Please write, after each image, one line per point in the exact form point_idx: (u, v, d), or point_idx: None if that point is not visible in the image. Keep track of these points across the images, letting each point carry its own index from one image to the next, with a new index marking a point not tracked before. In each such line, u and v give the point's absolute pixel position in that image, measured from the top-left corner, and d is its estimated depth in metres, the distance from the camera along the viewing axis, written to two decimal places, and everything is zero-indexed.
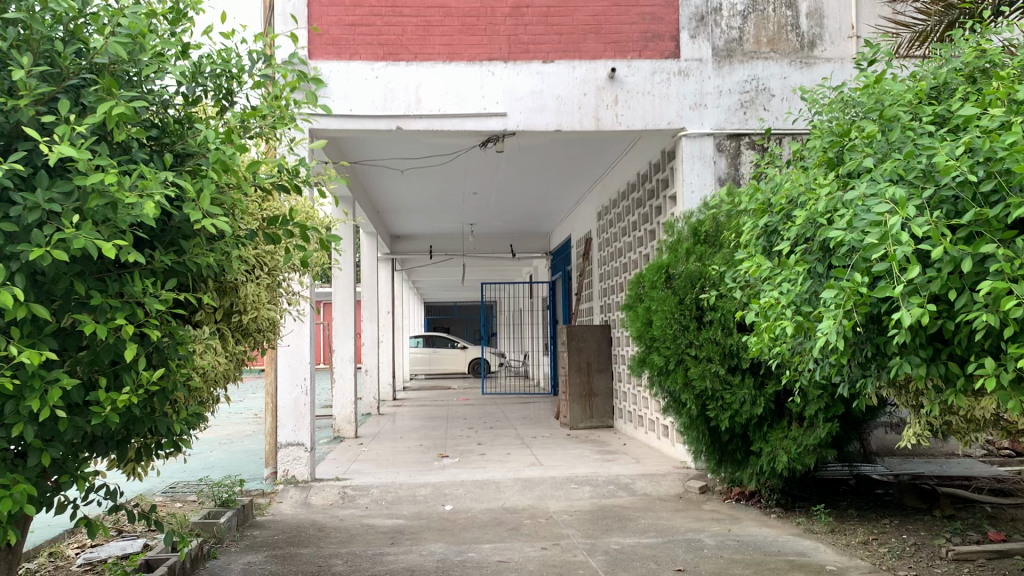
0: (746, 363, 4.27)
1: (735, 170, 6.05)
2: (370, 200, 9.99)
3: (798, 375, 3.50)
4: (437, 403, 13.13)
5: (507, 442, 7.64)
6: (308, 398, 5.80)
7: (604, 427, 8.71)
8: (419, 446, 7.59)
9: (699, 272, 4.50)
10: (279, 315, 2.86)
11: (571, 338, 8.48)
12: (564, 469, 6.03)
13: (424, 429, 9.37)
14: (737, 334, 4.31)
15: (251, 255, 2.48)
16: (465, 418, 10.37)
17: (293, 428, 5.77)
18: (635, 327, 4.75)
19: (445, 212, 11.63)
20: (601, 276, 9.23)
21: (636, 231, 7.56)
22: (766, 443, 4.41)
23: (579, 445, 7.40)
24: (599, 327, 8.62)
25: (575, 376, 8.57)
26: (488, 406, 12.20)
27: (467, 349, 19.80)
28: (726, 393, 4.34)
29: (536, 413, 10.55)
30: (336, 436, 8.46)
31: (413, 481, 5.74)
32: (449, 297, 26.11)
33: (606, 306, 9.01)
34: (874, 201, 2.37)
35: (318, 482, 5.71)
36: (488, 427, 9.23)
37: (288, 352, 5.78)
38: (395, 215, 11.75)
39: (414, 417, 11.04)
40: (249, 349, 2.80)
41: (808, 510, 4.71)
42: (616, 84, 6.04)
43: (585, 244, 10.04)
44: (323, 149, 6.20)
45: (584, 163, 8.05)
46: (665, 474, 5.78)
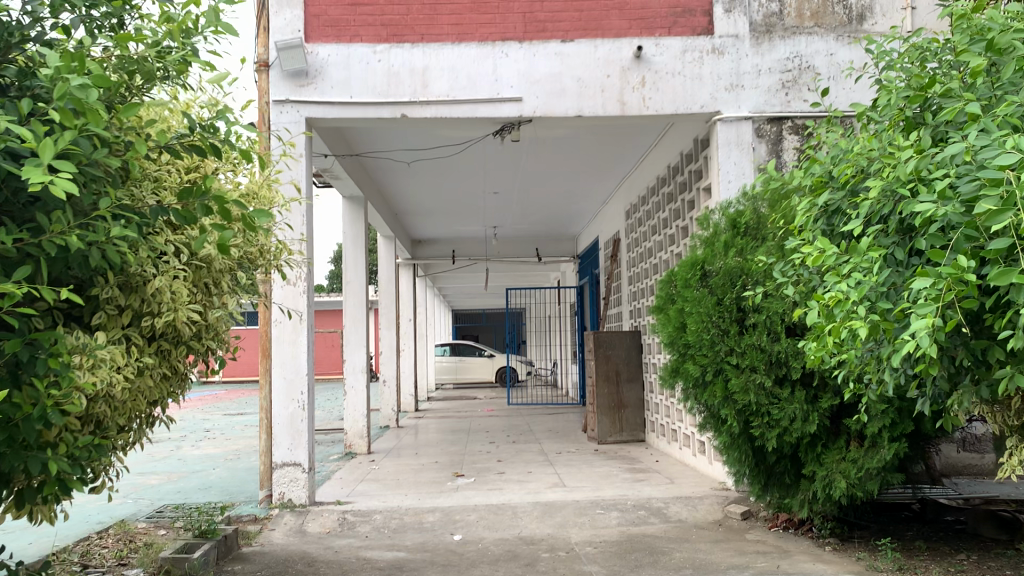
0: (797, 372, 3.66)
1: (777, 157, 5.44)
2: (384, 201, 9.48)
3: (863, 389, 2.90)
4: (461, 414, 12.57)
5: (529, 459, 7.06)
6: (306, 413, 5.28)
7: (634, 441, 8.10)
8: (434, 464, 7.03)
9: (741, 267, 3.89)
10: (225, 323, 2.32)
11: (599, 346, 7.89)
12: (589, 491, 5.44)
13: (443, 444, 8.81)
14: (786, 339, 3.70)
15: (168, 242, 1.97)
16: (488, 431, 9.80)
17: (289, 446, 5.26)
18: (666, 333, 4.15)
19: (466, 215, 11.10)
20: (631, 279, 8.63)
21: (667, 229, 6.97)
22: (820, 466, 3.78)
23: (607, 463, 6.80)
24: (628, 334, 8.04)
25: (602, 387, 7.98)
26: (513, 418, 11.61)
27: (495, 358, 19.23)
28: (774, 408, 3.74)
29: (563, 425, 9.95)
30: (348, 451, 7.94)
31: (421, 505, 5.19)
32: (478, 304, 25.60)
33: (636, 312, 8.42)
34: (989, 154, 1.80)
35: (317, 507, 5.18)
36: (511, 441, 8.64)
37: (283, 362, 5.28)
38: (413, 218, 11.25)
39: (436, 429, 10.49)
40: (184, 362, 2.28)
41: (868, 543, 4.08)
42: (643, 64, 5.46)
43: (613, 245, 9.46)
44: (323, 140, 5.70)
45: (612, 156, 7.49)
46: (702, 497, 5.16)
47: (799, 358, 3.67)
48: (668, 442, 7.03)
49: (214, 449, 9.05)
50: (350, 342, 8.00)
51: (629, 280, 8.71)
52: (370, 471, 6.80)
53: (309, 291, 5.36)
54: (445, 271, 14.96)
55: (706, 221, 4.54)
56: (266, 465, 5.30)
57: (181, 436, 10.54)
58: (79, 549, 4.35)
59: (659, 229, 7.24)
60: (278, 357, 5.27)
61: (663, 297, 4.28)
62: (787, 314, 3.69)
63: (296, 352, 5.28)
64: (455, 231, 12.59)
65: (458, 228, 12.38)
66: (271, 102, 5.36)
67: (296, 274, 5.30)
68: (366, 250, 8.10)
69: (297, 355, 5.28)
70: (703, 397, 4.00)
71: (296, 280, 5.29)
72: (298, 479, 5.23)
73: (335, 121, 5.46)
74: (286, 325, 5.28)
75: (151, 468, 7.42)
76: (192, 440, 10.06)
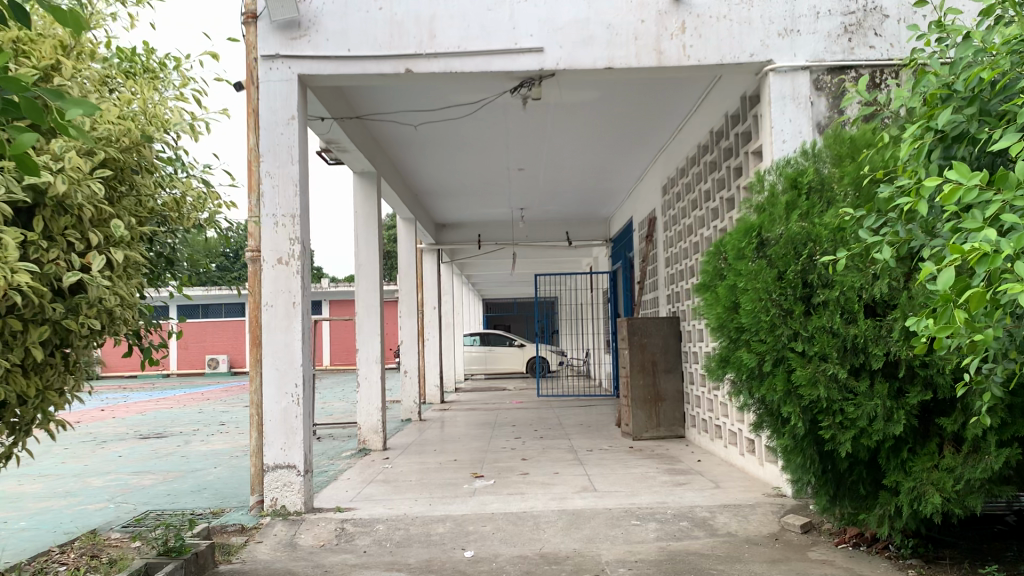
0: (877, 362, 2.95)
1: (839, 113, 4.70)
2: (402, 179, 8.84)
3: (982, 383, 2.20)
4: (488, 407, 11.94)
5: (557, 457, 6.42)
6: (300, 410, 4.65)
7: (673, 437, 7.42)
8: (453, 463, 6.41)
9: (808, 232, 3.19)
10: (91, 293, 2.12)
11: (633, 333, 7.24)
12: (623, 496, 4.78)
13: (465, 439, 8.18)
14: (864, 320, 2.99)
15: None
16: (515, 425, 9.18)
17: (282, 447, 4.64)
18: (714, 314, 3.46)
19: (491, 196, 10.45)
20: (668, 261, 7.92)
21: (709, 202, 6.28)
22: (906, 476, 3.07)
23: (643, 462, 6.13)
24: (666, 320, 7.34)
25: (637, 378, 7.29)
26: (543, 410, 10.97)
27: (526, 347, 18.61)
28: (849, 405, 3.04)
29: (595, 419, 9.29)
30: (362, 447, 7.35)
31: (431, 514, 4.56)
32: (509, 293, 24.97)
33: (674, 296, 7.70)
34: None
35: (313, 516, 4.58)
36: (538, 436, 7.99)
37: (274, 352, 4.66)
38: (435, 199, 10.60)
39: (459, 423, 9.88)
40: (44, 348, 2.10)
41: (960, 566, 3.37)
42: (682, 7, 4.77)
43: (648, 224, 8.76)
44: (323, 100, 5.06)
45: (649, 121, 6.79)
46: (753, 506, 4.47)
47: (880, 344, 2.96)
48: (712, 440, 6.33)
49: (223, 444, 8.53)
50: (363, 330, 7.39)
51: (666, 262, 8.00)
52: (382, 471, 6.19)
53: (304, 272, 4.75)
54: (472, 257, 14.34)
55: (760, 183, 3.85)
56: (257, 466, 4.72)
57: (195, 430, 10.07)
58: (33, 565, 3.79)
59: (700, 203, 6.54)
60: (269, 347, 4.66)
61: (709, 272, 3.59)
62: (867, 289, 2.99)
63: (290, 341, 4.67)
64: (481, 213, 11.95)
65: (484, 211, 11.73)
66: (259, 58, 4.75)
67: (289, 252, 4.70)
68: (380, 231, 7.48)
69: (291, 344, 4.66)
70: (759, 390, 3.31)
71: (288, 259, 4.69)
72: (292, 484, 4.63)
73: (332, 79, 4.83)
74: (278, 309, 4.67)
75: (150, 467, 6.90)
76: (204, 435, 9.57)
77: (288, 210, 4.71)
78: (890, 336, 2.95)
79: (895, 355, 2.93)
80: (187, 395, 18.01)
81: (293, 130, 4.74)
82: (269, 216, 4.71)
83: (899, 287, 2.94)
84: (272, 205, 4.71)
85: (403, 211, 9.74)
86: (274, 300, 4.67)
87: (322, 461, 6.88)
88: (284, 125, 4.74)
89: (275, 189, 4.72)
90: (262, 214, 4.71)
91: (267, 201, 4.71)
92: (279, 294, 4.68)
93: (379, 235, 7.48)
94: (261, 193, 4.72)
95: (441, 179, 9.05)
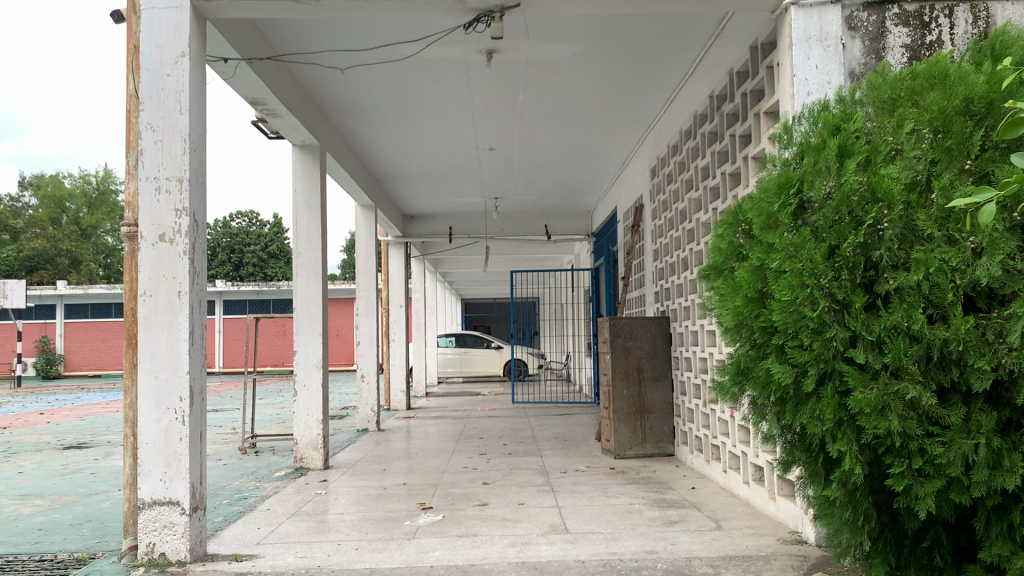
0: (982, 383, 1.94)
1: (878, 58, 3.70)
2: (356, 158, 7.80)
3: None
4: (458, 414, 10.92)
5: (523, 482, 5.39)
6: (186, 429, 3.61)
7: (661, 455, 6.42)
8: (401, 488, 5.38)
9: (870, 188, 2.18)
10: None
11: (616, 336, 6.32)
12: (602, 542, 3.77)
13: (423, 454, 7.16)
14: (961, 319, 1.98)
15: None
16: (483, 437, 8.14)
17: (162, 478, 3.60)
18: (731, 309, 2.44)
19: (461, 182, 9.42)
20: (656, 253, 6.92)
21: (707, 180, 5.28)
22: (1016, 550, 2.06)
23: (626, 490, 5.10)
24: (655, 320, 6.39)
25: (620, 387, 6.32)
26: (516, 419, 9.94)
27: (503, 350, 17.58)
28: (935, 444, 2.03)
29: (574, 432, 8.25)
30: (299, 465, 6.32)
31: (350, 567, 3.52)
32: (489, 294, 23.98)
33: (664, 294, 6.69)
34: None
35: (199, 568, 3.52)
36: (507, 452, 6.97)
37: (152, 355, 3.62)
38: (399, 184, 9.55)
39: (422, 434, 8.84)
40: None
41: None
42: None
43: (635, 213, 7.76)
44: (230, 36, 4.02)
45: (637, 84, 5.80)
46: (767, 558, 3.46)
47: (985, 355, 1.95)
48: (709, 463, 5.33)
49: None
50: (301, 330, 6.35)
51: (654, 254, 7.01)
52: (311, 499, 5.14)
53: (195, 254, 3.71)
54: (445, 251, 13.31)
55: (787, 134, 2.83)
56: (131, 502, 3.67)
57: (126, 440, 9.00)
58: None
59: (696, 183, 5.56)
60: (147, 348, 3.63)
61: (718, 252, 2.58)
62: (965, 271, 1.99)
63: (173, 341, 3.63)
64: (451, 203, 10.92)
65: (455, 200, 10.70)
66: None
67: (174, 226, 3.66)
68: (324, 215, 6.43)
69: (175, 345, 3.63)
70: (794, 417, 2.31)
71: (173, 236, 3.66)
72: (175, 525, 3.58)
73: (238, 9, 3.80)
74: (158, 300, 3.63)
75: (42, 488, 5.82)
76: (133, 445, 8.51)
77: (175, 172, 3.67)
78: (1003, 342, 1.94)
79: (1011, 371, 1.93)
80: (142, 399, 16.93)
81: (182, 71, 3.69)
82: (149, 180, 3.66)
83: (1015, 269, 1.94)
84: (153, 166, 3.67)
85: (361, 196, 8.69)
86: (154, 289, 3.64)
87: (245, 482, 5.81)
88: (171, 65, 3.69)
89: (158, 145, 3.67)
90: (141, 178, 3.66)
91: (147, 160, 3.66)
92: (159, 281, 3.64)
93: (322, 220, 6.43)
94: (140, 150, 3.67)
95: (401, 159, 8.02)
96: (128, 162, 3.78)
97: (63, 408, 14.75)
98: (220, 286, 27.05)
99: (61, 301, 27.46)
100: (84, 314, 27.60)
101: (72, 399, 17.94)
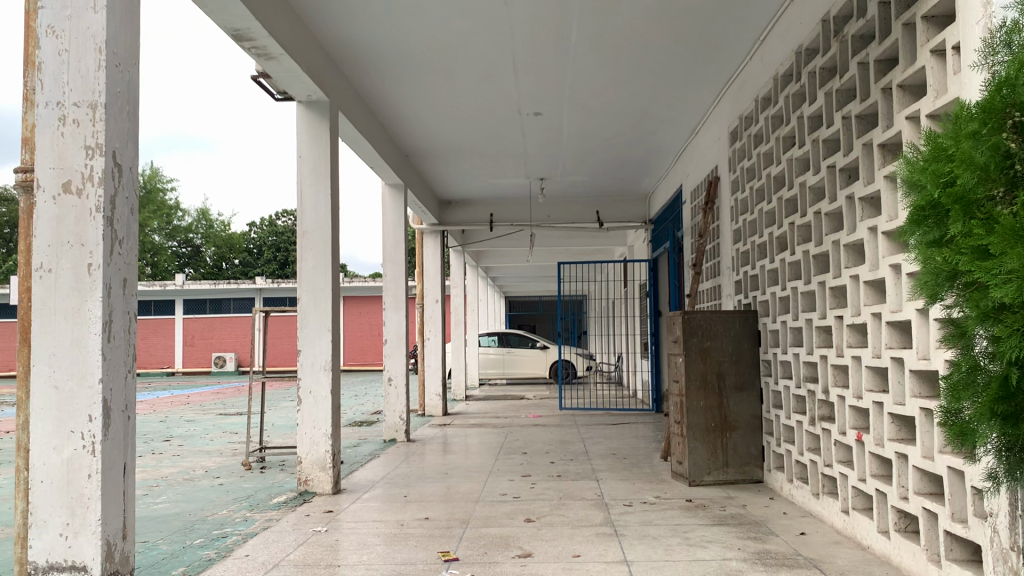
0: None
1: None
2: (379, 123, 6.70)
3: None
4: (499, 422, 9.77)
5: (578, 521, 4.23)
6: (97, 463, 2.50)
7: (745, 481, 5.21)
8: (422, 526, 4.24)
9: None
10: None
11: (690, 335, 5.17)
12: None
13: (455, 474, 6.02)
14: None
15: None
16: (527, 452, 6.97)
17: (62, 533, 2.49)
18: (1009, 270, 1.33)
19: (502, 158, 8.28)
20: (739, 232, 5.70)
21: (820, 129, 4.07)
22: None
23: (712, 535, 3.91)
24: (738, 314, 5.23)
25: (695, 398, 5.16)
26: (565, 429, 8.77)
27: (549, 350, 16.40)
28: None
29: (632, 448, 7.04)
30: (303, 489, 5.21)
31: None
32: (533, 290, 22.84)
33: (748, 284, 5.49)
34: None
35: None
36: (556, 474, 5.79)
37: (49, 356, 2.53)
38: (432, 162, 8.44)
39: (457, 446, 7.69)
40: None
41: None
42: None
43: (707, 188, 6.57)
44: None
45: (721, 12, 4.61)
46: None
47: None
48: (819, 500, 4.14)
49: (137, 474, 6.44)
50: (306, 326, 5.25)
51: (734, 235, 5.82)
52: (307, 541, 4.02)
53: (114, 213, 2.61)
54: (486, 241, 12.19)
55: None
56: (22, 565, 2.57)
57: None
58: None
59: (800, 138, 4.37)
60: (44, 344, 2.53)
61: (968, 167, 1.45)
62: None
63: (81, 336, 2.53)
64: (492, 186, 9.79)
65: (496, 182, 9.56)
66: None
67: (83, 171, 2.56)
68: (334, 184, 5.31)
69: (83, 341, 2.53)
70: None
71: (81, 185, 2.56)
72: None
73: None
74: (62, 278, 2.54)
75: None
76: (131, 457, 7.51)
77: (87, 94, 2.57)
78: None
79: None
80: (171, 400, 16.13)
81: None
82: (50, 106, 2.57)
83: None
84: (55, 87, 2.57)
85: (389, 173, 7.60)
86: (56, 260, 2.55)
87: (234, 512, 4.72)
88: None
89: (62, 58, 2.58)
90: (39, 104, 2.57)
91: (46, 79, 2.57)
92: (62, 251, 2.55)
93: (332, 192, 5.32)
94: (38, 65, 2.58)
95: (432, 126, 6.91)
96: (25, 86, 2.70)
97: None
98: (258, 283, 26.31)
99: None
100: None
101: None
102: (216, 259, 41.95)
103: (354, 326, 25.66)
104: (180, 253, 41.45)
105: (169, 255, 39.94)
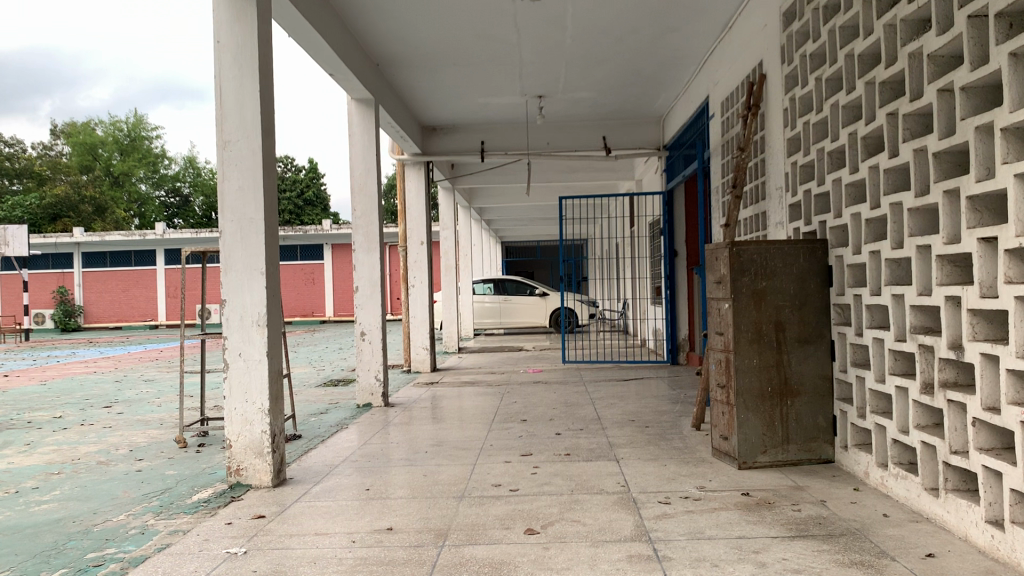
0: None
1: None
2: (333, 14, 5.33)
3: None
4: (495, 379, 8.55)
5: (599, 533, 3.00)
6: None
7: (810, 464, 4.00)
8: (380, 543, 3.01)
9: None
10: None
11: (739, 272, 3.92)
12: None
13: (437, 452, 4.80)
14: None
15: None
16: (526, 420, 5.74)
17: None
18: None
19: (491, 67, 6.92)
20: (799, 139, 4.40)
21: None
22: None
23: (798, 559, 2.68)
24: (801, 245, 3.96)
25: (746, 356, 3.93)
26: (571, 387, 7.55)
27: (549, 297, 15.16)
28: None
29: (655, 413, 5.83)
30: (234, 481, 3.99)
31: None
32: (532, 233, 21.50)
33: (811, 205, 4.22)
34: None
35: None
36: (566, 451, 4.56)
37: None
38: (408, 73, 7.07)
39: (445, 410, 6.47)
40: None
41: None
42: None
43: (749, 90, 5.25)
44: None
45: None
46: None
47: None
48: (943, 502, 2.92)
49: (45, 455, 5.19)
50: (231, 269, 3.97)
51: (790, 144, 4.52)
52: (214, 571, 2.79)
53: None
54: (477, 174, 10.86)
55: None
56: None
57: (54, 420, 6.76)
58: None
59: None
60: None
61: None
62: None
63: None
64: (481, 107, 8.44)
65: (486, 102, 8.20)
66: None
67: None
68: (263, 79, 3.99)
69: None
70: None
71: None
72: None
73: None
74: None
75: None
76: (53, 429, 6.27)
77: None
78: None
79: None
80: (144, 355, 14.96)
81: None
82: None
83: None
84: None
85: (354, 85, 6.26)
86: None
87: (131, 519, 3.48)
88: None
89: None
90: None
91: None
92: None
93: (263, 89, 4.00)
94: None
95: (402, 17, 5.53)
96: None
97: (46, 367, 12.79)
98: None
99: (79, 249, 25.82)
100: (103, 264, 25.97)
101: (69, 355, 16.06)
102: (205, 209, 40.52)
103: (343, 275, 24.40)
104: (166, 202, 40.00)
105: (155, 205, 38.51)
